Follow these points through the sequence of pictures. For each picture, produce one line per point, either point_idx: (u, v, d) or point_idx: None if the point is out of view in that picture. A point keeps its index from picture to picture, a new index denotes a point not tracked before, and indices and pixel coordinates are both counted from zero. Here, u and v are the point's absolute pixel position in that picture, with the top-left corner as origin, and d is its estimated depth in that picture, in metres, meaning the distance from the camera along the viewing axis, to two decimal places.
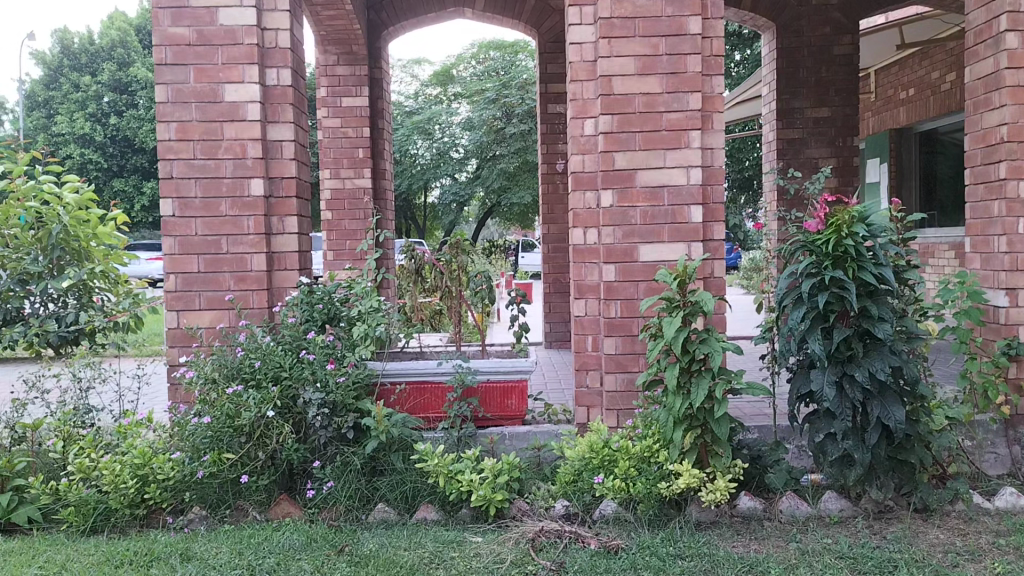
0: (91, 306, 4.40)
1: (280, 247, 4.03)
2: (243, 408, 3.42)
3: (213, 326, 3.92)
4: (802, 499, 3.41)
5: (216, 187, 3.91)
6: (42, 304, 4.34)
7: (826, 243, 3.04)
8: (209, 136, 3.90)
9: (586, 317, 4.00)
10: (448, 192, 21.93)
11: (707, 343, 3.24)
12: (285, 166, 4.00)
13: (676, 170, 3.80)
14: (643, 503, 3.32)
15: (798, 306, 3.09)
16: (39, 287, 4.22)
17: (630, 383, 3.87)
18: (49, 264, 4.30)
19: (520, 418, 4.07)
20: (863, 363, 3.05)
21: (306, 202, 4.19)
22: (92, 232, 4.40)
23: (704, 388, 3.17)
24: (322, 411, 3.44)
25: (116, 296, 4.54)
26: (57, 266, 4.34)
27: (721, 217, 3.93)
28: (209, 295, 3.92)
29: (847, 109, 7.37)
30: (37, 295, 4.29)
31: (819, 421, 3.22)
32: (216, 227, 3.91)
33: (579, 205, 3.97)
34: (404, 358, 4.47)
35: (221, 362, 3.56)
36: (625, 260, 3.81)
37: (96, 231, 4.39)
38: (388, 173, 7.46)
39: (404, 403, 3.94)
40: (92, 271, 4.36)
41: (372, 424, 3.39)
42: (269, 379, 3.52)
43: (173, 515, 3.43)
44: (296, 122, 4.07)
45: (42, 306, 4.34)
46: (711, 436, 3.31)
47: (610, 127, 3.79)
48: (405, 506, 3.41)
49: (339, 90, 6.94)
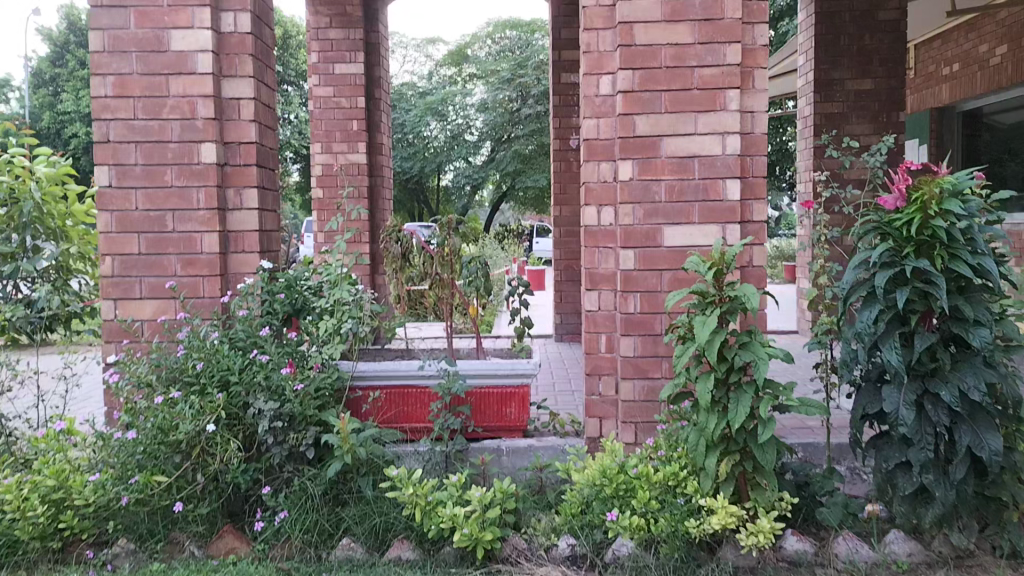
0: (66, 289, 3.73)
1: (236, 226, 3.40)
2: (179, 420, 2.83)
3: (155, 319, 3.32)
4: (861, 540, 2.74)
5: (160, 153, 3.30)
6: (16, 288, 3.65)
7: (908, 225, 2.35)
8: (151, 93, 3.28)
9: (599, 311, 3.36)
10: (462, 174, 21.21)
11: (749, 349, 2.60)
12: (243, 129, 3.37)
13: (708, 137, 3.14)
14: (666, 544, 2.67)
15: (869, 303, 2.41)
16: (10, 269, 3.55)
17: (651, 392, 3.22)
18: (21, 244, 3.64)
19: (521, 429, 3.46)
20: (951, 378, 2.38)
21: (270, 173, 3.55)
22: (67, 210, 3.87)
23: (745, 407, 2.53)
24: (275, 425, 2.83)
25: (94, 280, 3.96)
26: (32, 246, 3.65)
27: (761, 194, 3.26)
28: (153, 282, 3.31)
29: (893, 81, 6.64)
30: (8, 279, 3.60)
31: (888, 449, 2.57)
32: (159, 200, 3.30)
33: (591, 178, 3.33)
34: (385, 355, 3.85)
35: (159, 362, 2.99)
36: (647, 245, 3.16)
37: (74, 209, 3.87)
38: (386, 148, 6.75)
39: (382, 414, 3.36)
40: (71, 253, 3.81)
41: (335, 442, 2.78)
42: (216, 384, 2.92)
43: (95, 547, 2.84)
44: (258, 78, 3.44)
45: (14, 291, 3.66)
46: (752, 463, 2.67)
47: (630, 83, 3.14)
48: (375, 543, 2.77)
49: (332, 56, 6.30)
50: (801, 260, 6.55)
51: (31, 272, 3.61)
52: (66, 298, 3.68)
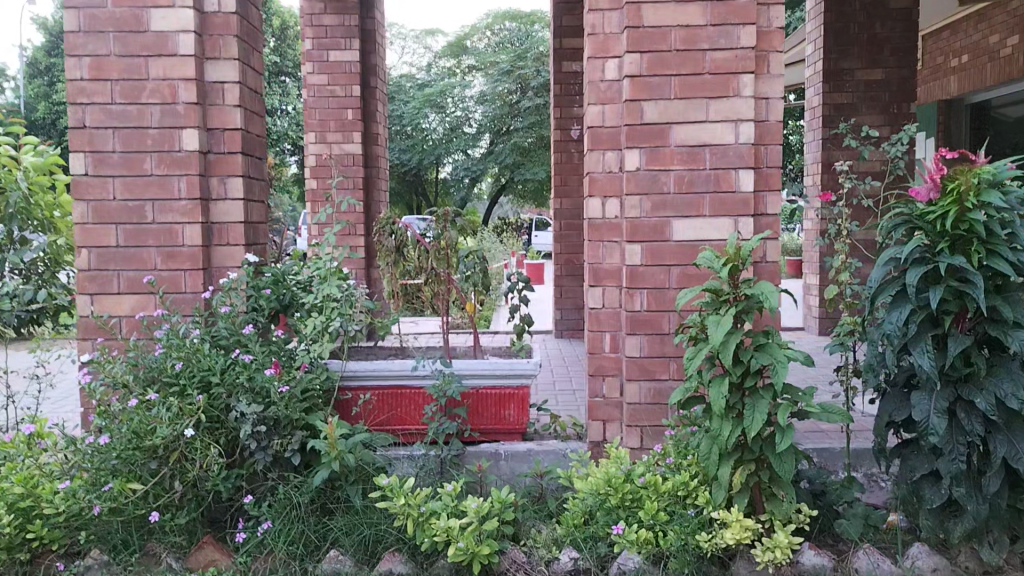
0: (54, 282, 3.54)
1: (220, 217, 3.21)
2: (155, 425, 2.65)
3: (134, 315, 3.13)
4: (884, 554, 2.56)
5: (139, 139, 3.11)
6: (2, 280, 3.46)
7: (942, 218, 2.17)
8: (130, 75, 3.10)
9: (604, 309, 3.18)
10: (461, 167, 21.03)
11: (766, 352, 2.42)
12: (228, 114, 3.18)
13: (721, 125, 2.95)
14: (676, 559, 2.48)
15: (899, 303, 2.23)
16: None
17: (659, 394, 3.04)
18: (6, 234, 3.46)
19: (521, 432, 3.28)
20: (987, 384, 2.20)
21: (256, 161, 3.37)
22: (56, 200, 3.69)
23: (762, 413, 2.35)
24: (258, 430, 2.65)
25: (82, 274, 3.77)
26: (19, 238, 3.48)
27: (775, 185, 3.07)
28: (131, 276, 3.13)
29: (904, 71, 6.45)
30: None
31: (916, 459, 2.39)
32: (138, 190, 3.12)
33: (596, 168, 3.14)
34: (379, 354, 3.68)
35: (135, 361, 2.82)
36: (654, 239, 2.98)
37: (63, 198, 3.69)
38: (382, 138, 6.56)
39: (374, 417, 3.18)
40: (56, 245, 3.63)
41: (322, 448, 2.59)
42: (196, 386, 2.74)
43: (66, 559, 2.66)
44: (243, 61, 3.24)
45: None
46: (768, 473, 2.49)
47: (637, 67, 2.95)
48: (364, 556, 2.58)
49: (327, 43, 6.10)
50: (808, 255, 6.37)
51: (18, 265, 3.37)
52: (53, 291, 3.49)
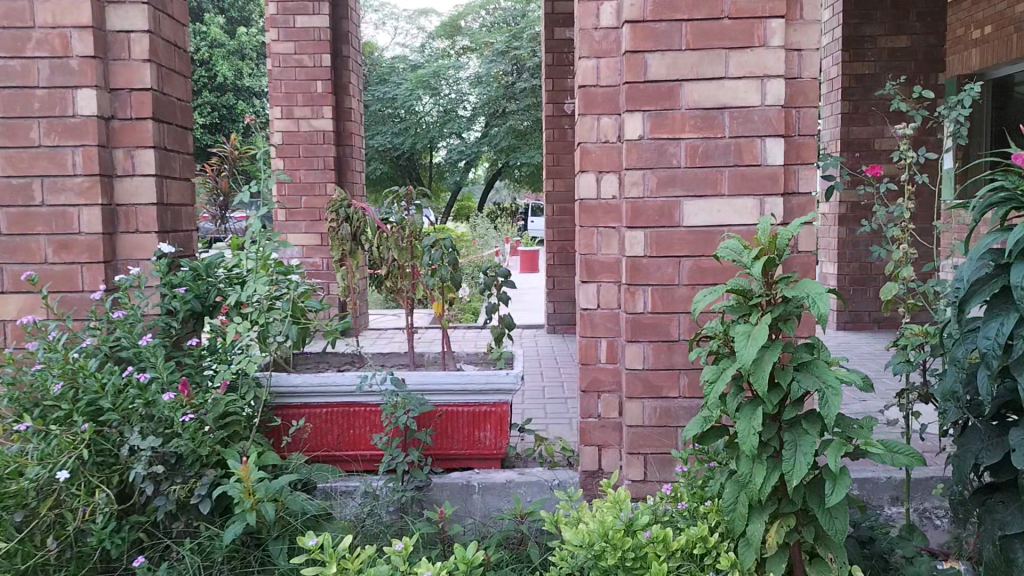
0: None
1: (127, 198, 2.61)
2: (23, 464, 2.06)
3: (19, 319, 2.55)
4: None
5: (25, 103, 2.51)
6: None
7: None
8: (13, 22, 2.49)
9: (597, 310, 2.59)
10: (455, 150, 19.97)
11: (810, 372, 1.84)
12: (134, 71, 2.57)
13: (743, 81, 2.35)
14: None
15: (998, 311, 1.65)
16: None
17: (667, 416, 2.46)
18: None
19: (499, 458, 2.69)
20: None
21: (173, 130, 2.76)
22: None
23: (806, 456, 1.77)
24: (155, 471, 2.08)
25: None
26: None
27: (810, 157, 2.47)
28: (16, 270, 2.55)
29: (931, 39, 5.86)
30: None
31: (1005, 512, 1.82)
32: (23, 165, 2.52)
33: (589, 137, 2.54)
34: (332, 362, 3.10)
35: (9, 380, 2.23)
36: (661, 224, 2.39)
37: None
38: (354, 114, 5.93)
39: (316, 443, 2.61)
40: None
41: (237, 495, 2.02)
42: (83, 412, 2.16)
43: None
44: (156, 5, 2.63)
45: None
46: (812, 530, 1.92)
47: (639, 10, 2.35)
48: None
49: (292, 7, 5.47)
50: (825, 241, 5.78)
51: None
52: None
